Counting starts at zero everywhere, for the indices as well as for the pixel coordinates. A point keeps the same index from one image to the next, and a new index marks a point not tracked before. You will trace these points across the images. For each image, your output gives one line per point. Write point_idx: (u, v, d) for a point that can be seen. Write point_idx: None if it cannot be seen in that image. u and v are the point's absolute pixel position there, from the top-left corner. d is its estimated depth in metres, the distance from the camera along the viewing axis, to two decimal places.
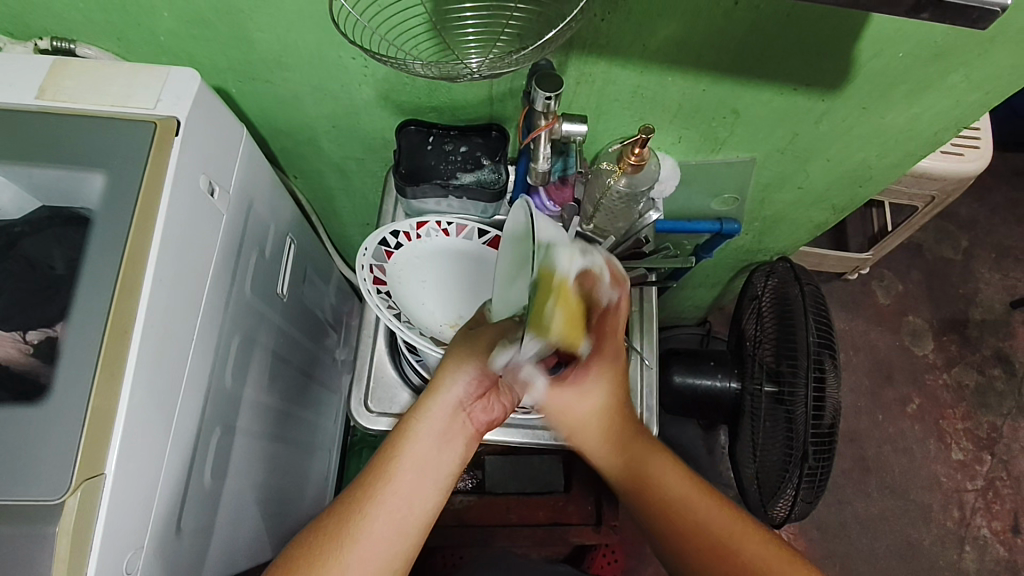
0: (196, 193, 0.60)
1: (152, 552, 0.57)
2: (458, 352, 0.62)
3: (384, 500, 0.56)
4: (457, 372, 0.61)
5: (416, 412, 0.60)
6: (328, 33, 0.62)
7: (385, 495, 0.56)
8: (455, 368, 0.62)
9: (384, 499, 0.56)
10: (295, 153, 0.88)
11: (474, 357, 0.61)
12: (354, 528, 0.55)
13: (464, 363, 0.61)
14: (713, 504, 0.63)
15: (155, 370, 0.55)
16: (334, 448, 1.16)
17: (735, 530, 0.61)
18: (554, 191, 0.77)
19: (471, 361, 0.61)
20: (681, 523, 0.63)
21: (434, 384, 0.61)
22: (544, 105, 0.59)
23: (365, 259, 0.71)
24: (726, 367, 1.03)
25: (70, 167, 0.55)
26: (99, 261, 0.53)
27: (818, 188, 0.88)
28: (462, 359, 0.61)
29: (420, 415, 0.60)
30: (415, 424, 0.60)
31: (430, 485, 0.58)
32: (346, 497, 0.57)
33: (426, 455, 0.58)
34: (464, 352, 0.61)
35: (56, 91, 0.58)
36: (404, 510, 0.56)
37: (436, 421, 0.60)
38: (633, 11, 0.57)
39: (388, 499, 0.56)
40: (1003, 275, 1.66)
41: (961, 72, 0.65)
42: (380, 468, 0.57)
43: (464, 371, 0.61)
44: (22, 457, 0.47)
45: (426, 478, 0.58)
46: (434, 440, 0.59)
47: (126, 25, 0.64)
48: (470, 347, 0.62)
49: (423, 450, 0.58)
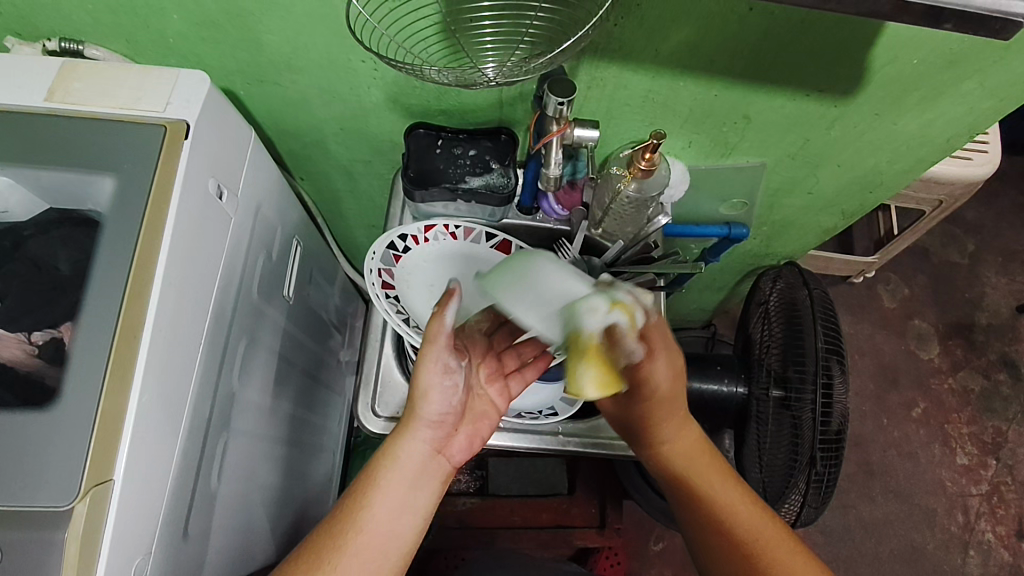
0: (205, 196, 0.60)
1: (160, 556, 0.57)
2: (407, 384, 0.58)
3: (354, 548, 0.55)
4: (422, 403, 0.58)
5: (385, 456, 0.58)
6: (338, 36, 0.62)
7: (355, 544, 0.55)
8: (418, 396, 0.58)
9: (351, 548, 0.55)
10: (302, 154, 0.87)
11: (423, 381, 0.57)
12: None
13: (419, 396, 0.58)
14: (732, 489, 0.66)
15: (164, 373, 0.55)
16: (337, 451, 1.15)
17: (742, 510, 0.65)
18: (563, 196, 0.78)
19: (426, 389, 0.57)
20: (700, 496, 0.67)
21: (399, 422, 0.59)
22: (555, 110, 0.59)
23: (372, 263, 0.71)
24: (732, 372, 1.01)
25: (81, 170, 0.55)
26: (108, 266, 0.52)
27: (827, 194, 0.87)
28: (417, 377, 0.57)
29: (388, 459, 0.58)
30: (384, 469, 0.58)
31: (404, 526, 0.57)
32: (314, 543, 0.56)
33: (396, 502, 0.57)
34: (415, 380, 0.57)
35: (66, 93, 0.58)
36: (377, 556, 0.55)
37: (403, 465, 0.58)
38: (647, 16, 0.56)
39: (357, 548, 0.55)
40: (1009, 279, 1.65)
41: (975, 79, 0.65)
42: (348, 514, 0.56)
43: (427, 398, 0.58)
44: (31, 463, 0.47)
45: (397, 523, 0.57)
46: (405, 484, 0.58)
47: (135, 26, 0.63)
48: (417, 372, 0.57)
49: (391, 497, 0.57)
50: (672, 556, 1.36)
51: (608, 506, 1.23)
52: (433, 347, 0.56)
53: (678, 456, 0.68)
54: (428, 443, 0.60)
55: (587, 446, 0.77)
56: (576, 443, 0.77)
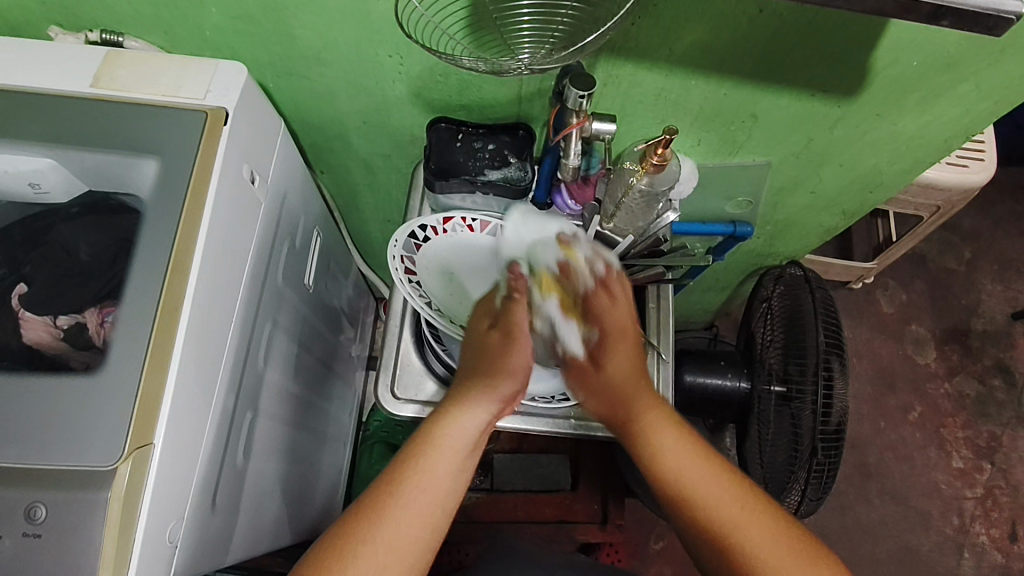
0: (240, 181, 0.63)
1: (190, 527, 0.59)
2: (487, 360, 0.65)
3: (415, 504, 0.57)
4: (501, 379, 0.64)
5: (446, 423, 0.62)
6: (368, 31, 0.65)
7: (394, 519, 0.56)
8: (498, 373, 0.64)
9: (413, 504, 0.57)
10: (324, 148, 0.90)
11: (503, 356, 0.64)
12: (387, 529, 0.56)
13: (498, 370, 0.64)
14: (713, 473, 0.62)
15: (199, 348, 0.57)
16: (347, 442, 1.18)
17: (719, 493, 0.60)
18: (576, 190, 0.80)
19: (505, 363, 0.64)
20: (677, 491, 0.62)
21: (465, 390, 0.64)
22: (576, 103, 0.62)
23: (394, 250, 0.75)
24: (736, 367, 1.05)
25: (126, 153, 0.58)
26: (151, 242, 0.55)
27: (829, 193, 0.91)
28: (503, 352, 0.64)
29: (449, 423, 0.62)
30: (444, 433, 0.62)
31: (447, 499, 0.59)
32: (370, 497, 0.58)
33: (453, 467, 0.61)
34: (499, 352, 0.64)
35: (110, 80, 0.61)
36: (412, 531, 0.57)
37: (462, 431, 0.62)
38: (663, 16, 0.59)
39: (415, 509, 0.57)
40: (1004, 287, 1.69)
41: (971, 81, 0.68)
42: (408, 472, 0.59)
43: (509, 376, 0.65)
44: (75, 428, 0.50)
45: (442, 495, 0.59)
46: (460, 453, 0.61)
47: (174, 18, 0.66)
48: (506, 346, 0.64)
49: (449, 459, 0.61)
50: (672, 555, 1.38)
51: (610, 502, 1.26)
52: (523, 332, 0.64)
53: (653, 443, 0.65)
54: (486, 418, 0.64)
55: (596, 431, 0.78)
56: (587, 428, 0.78)
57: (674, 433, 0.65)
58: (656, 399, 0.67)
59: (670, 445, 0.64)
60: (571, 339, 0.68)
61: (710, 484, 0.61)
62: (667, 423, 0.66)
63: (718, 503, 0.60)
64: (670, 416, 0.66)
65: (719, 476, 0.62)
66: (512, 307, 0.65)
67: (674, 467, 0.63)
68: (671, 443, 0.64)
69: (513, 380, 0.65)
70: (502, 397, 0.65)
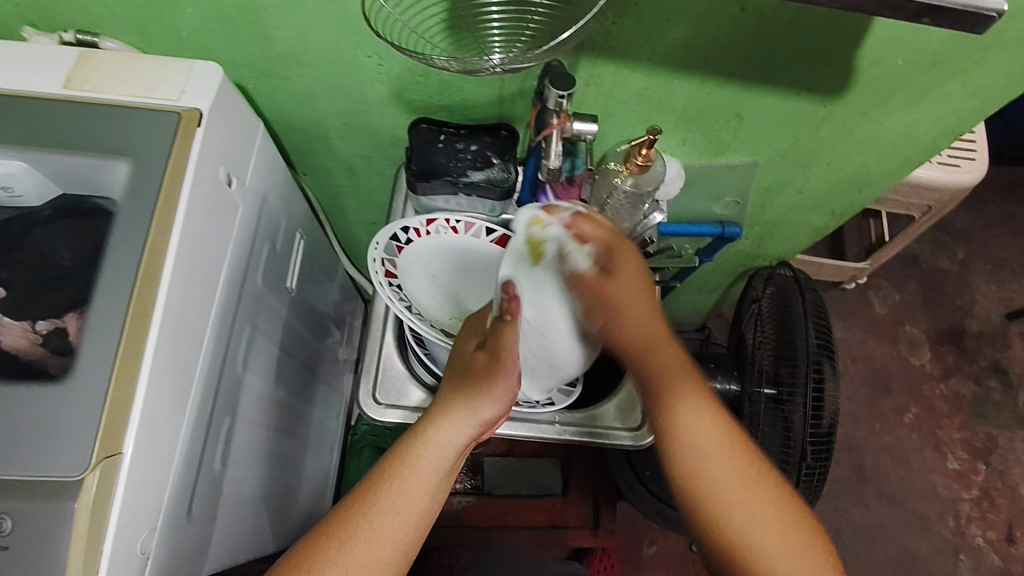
0: (216, 183, 0.62)
1: (163, 537, 0.58)
2: (472, 381, 0.61)
3: (384, 525, 0.56)
4: (488, 401, 0.61)
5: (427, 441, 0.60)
6: (346, 31, 0.64)
7: (366, 542, 0.55)
8: (484, 396, 0.60)
9: (380, 526, 0.56)
10: (307, 150, 0.89)
11: (489, 379, 0.60)
12: (356, 550, 0.55)
13: (482, 392, 0.60)
14: (729, 438, 0.61)
15: (172, 356, 0.56)
16: (334, 447, 1.17)
17: (729, 457, 0.60)
18: (562, 193, 0.76)
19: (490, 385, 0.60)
20: (691, 452, 0.60)
21: (446, 407, 0.61)
22: (556, 103, 0.61)
23: (376, 253, 0.74)
24: (726, 370, 1.01)
25: (97, 155, 0.57)
26: (121, 246, 0.54)
27: (817, 194, 0.90)
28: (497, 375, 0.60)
29: (429, 440, 0.60)
30: (421, 453, 0.59)
31: (421, 518, 0.58)
32: (341, 515, 0.57)
33: (429, 486, 0.59)
34: (484, 376, 0.60)
35: (83, 81, 0.60)
36: (384, 553, 0.56)
37: (441, 450, 0.60)
38: (644, 14, 0.59)
39: (387, 532, 0.56)
40: (998, 287, 1.68)
41: (958, 80, 0.67)
42: (379, 493, 0.58)
43: (498, 398, 0.61)
44: (41, 437, 0.49)
45: (417, 513, 0.58)
46: (440, 472, 0.60)
47: (150, 20, 0.65)
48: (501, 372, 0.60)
49: (426, 478, 0.59)
50: (666, 559, 1.37)
51: (601, 506, 1.25)
52: (510, 356, 0.60)
53: (673, 394, 0.62)
54: (469, 435, 0.62)
55: (582, 435, 0.77)
56: (572, 432, 0.77)
57: (696, 392, 0.62)
58: (680, 355, 0.64)
59: (690, 403, 0.62)
60: (577, 258, 0.64)
61: (723, 450, 0.60)
62: (688, 380, 0.63)
63: (729, 469, 0.59)
64: (693, 375, 0.64)
65: (733, 444, 0.60)
66: (506, 331, 0.60)
67: (692, 426, 0.61)
68: (691, 403, 0.62)
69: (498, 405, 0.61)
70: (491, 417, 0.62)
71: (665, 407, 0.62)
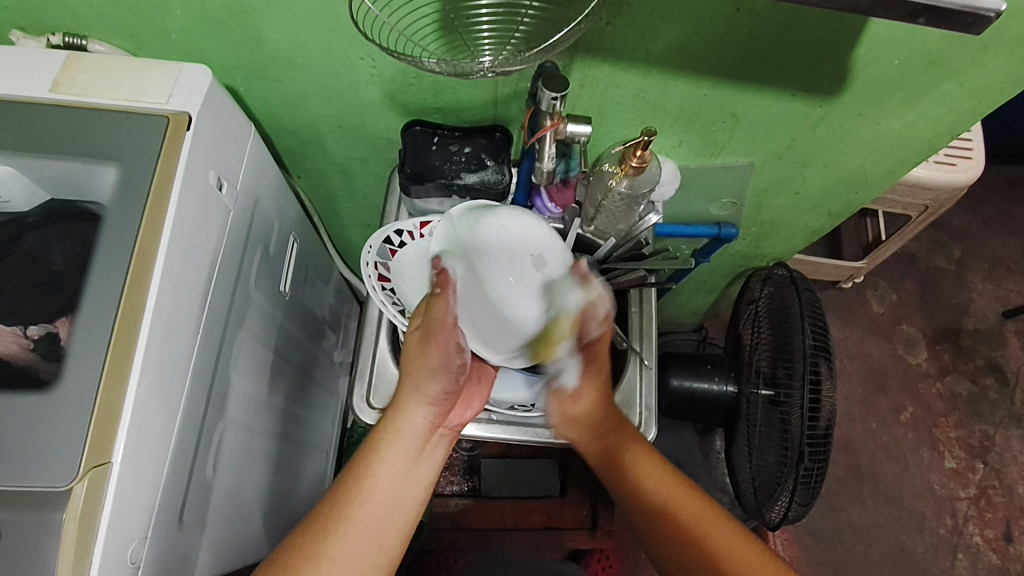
0: (205, 187, 0.61)
1: (153, 544, 0.58)
2: (415, 362, 0.60)
3: (359, 517, 0.56)
4: (430, 378, 0.60)
5: (386, 432, 0.60)
6: (337, 33, 0.63)
7: (344, 538, 0.55)
8: (427, 371, 0.60)
9: (357, 517, 0.56)
10: (300, 152, 0.88)
11: (430, 357, 0.60)
12: (333, 545, 0.55)
13: (428, 371, 0.60)
14: (689, 494, 0.67)
15: (160, 365, 0.55)
16: (330, 450, 1.17)
17: (694, 511, 0.65)
18: (557, 193, 0.79)
19: (429, 362, 0.60)
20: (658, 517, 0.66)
21: (397, 396, 0.61)
22: (549, 105, 0.60)
23: (368, 256, 0.74)
24: (723, 371, 1.03)
25: (84, 159, 0.56)
26: (109, 253, 0.53)
27: (814, 194, 0.90)
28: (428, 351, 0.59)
29: (394, 428, 0.60)
30: (384, 440, 0.60)
31: (398, 508, 0.58)
32: (317, 515, 0.56)
33: (399, 473, 0.59)
34: (420, 353, 0.60)
35: (70, 85, 0.59)
36: (364, 546, 0.56)
37: (403, 438, 0.61)
38: (638, 15, 0.58)
39: (362, 526, 0.56)
40: (994, 285, 1.68)
41: (954, 80, 0.67)
42: (351, 486, 0.58)
43: (439, 373, 0.60)
44: (29, 446, 0.48)
45: (393, 503, 0.58)
46: (406, 458, 0.60)
47: (139, 22, 0.65)
48: (428, 347, 0.59)
49: (393, 466, 0.59)
50: None
51: (600, 508, 1.24)
52: (442, 328, 0.58)
53: (634, 472, 0.69)
54: (426, 418, 0.62)
55: None
56: None
57: (656, 466, 0.69)
58: (639, 439, 0.71)
59: (650, 475, 0.69)
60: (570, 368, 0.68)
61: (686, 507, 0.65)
62: (646, 454, 0.70)
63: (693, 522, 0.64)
64: (652, 454, 0.71)
65: (697, 502, 0.66)
66: (433, 302, 0.59)
67: (654, 493, 0.67)
68: (653, 475, 0.69)
69: (441, 381, 0.60)
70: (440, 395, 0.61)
71: (629, 484, 0.69)
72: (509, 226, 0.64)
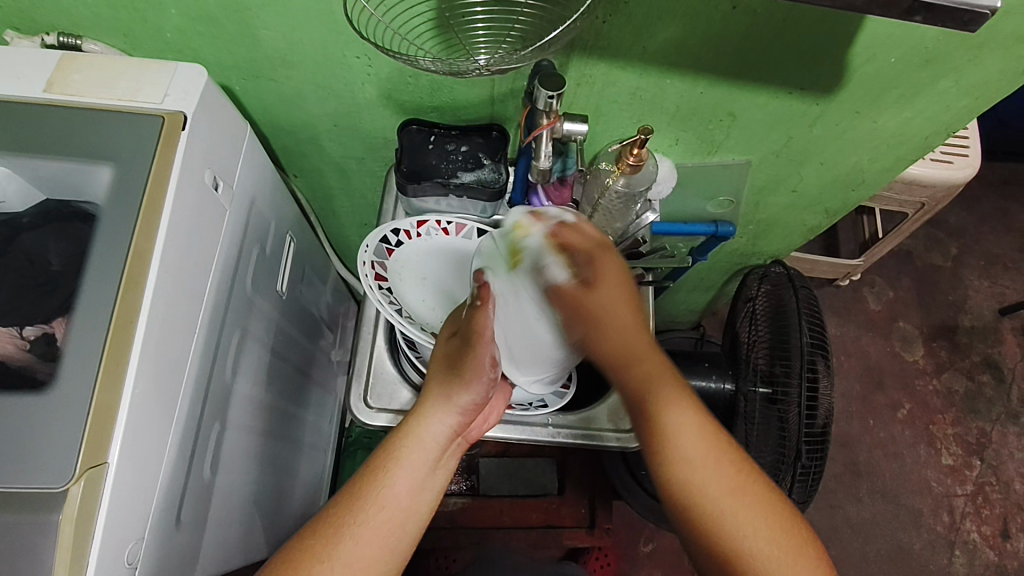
0: (201, 187, 0.61)
1: (151, 545, 0.58)
2: (450, 368, 0.61)
3: (372, 522, 0.56)
4: (464, 388, 0.61)
5: (409, 435, 0.60)
6: (333, 32, 0.63)
7: (356, 541, 0.55)
8: (462, 380, 0.60)
9: (370, 522, 0.56)
10: (296, 152, 0.88)
11: (468, 366, 0.60)
12: (343, 548, 0.54)
13: (461, 381, 0.60)
14: (724, 467, 0.60)
15: (156, 365, 0.55)
16: (328, 450, 1.17)
17: (728, 490, 0.58)
18: (553, 192, 0.78)
19: (463, 373, 0.60)
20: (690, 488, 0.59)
21: (425, 400, 0.61)
22: (546, 104, 0.60)
23: (366, 256, 0.73)
24: (720, 370, 1.04)
25: (79, 159, 0.56)
26: (105, 254, 0.53)
27: (810, 192, 0.90)
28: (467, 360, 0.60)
29: (417, 432, 0.60)
30: (404, 447, 0.59)
31: (412, 514, 0.58)
32: (330, 516, 0.56)
33: (416, 479, 0.59)
34: (458, 359, 0.60)
35: (65, 85, 0.59)
36: (376, 549, 0.55)
37: (425, 443, 0.60)
38: (635, 13, 0.58)
39: (376, 529, 0.56)
40: (991, 282, 1.68)
41: (950, 78, 0.67)
42: (366, 489, 0.57)
43: (474, 384, 0.61)
44: (24, 447, 0.48)
45: (409, 508, 0.58)
46: (426, 463, 0.59)
47: (133, 21, 0.64)
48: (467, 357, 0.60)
49: (412, 471, 0.58)
50: (663, 557, 1.37)
51: (597, 507, 1.24)
52: (481, 342, 0.60)
53: (667, 429, 0.61)
54: (452, 426, 0.61)
55: (576, 437, 0.77)
56: (566, 434, 0.77)
57: (690, 422, 0.61)
58: (673, 387, 0.62)
59: (683, 436, 0.60)
60: (555, 269, 0.62)
61: (721, 482, 0.59)
62: (684, 408, 0.61)
63: (725, 504, 0.58)
64: (689, 406, 0.62)
65: (734, 477, 0.59)
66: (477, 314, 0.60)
67: (688, 459, 0.60)
68: (686, 436, 0.60)
69: (475, 392, 0.61)
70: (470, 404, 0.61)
71: (657, 437, 0.61)
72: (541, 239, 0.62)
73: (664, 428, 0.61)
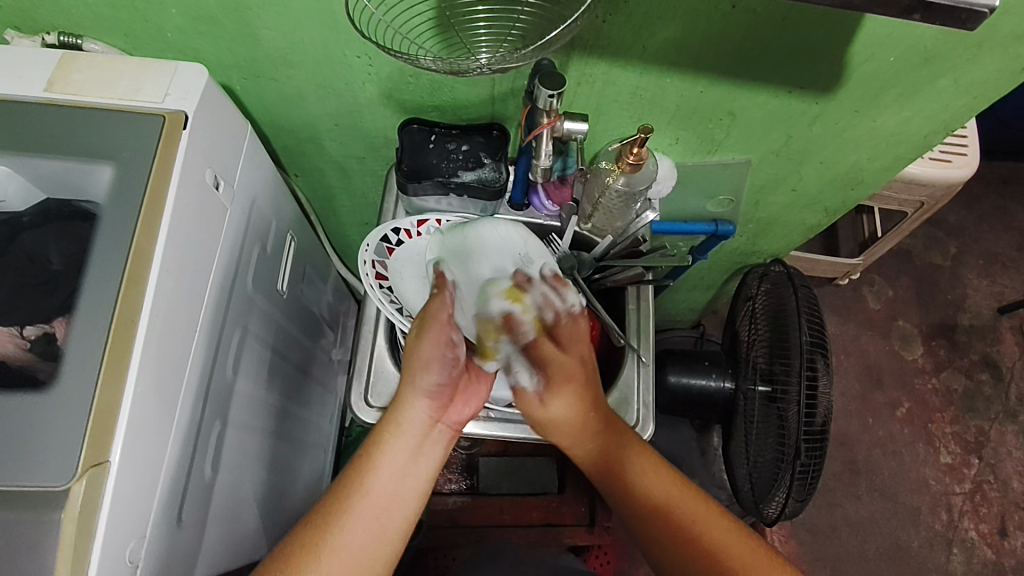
0: (202, 186, 0.61)
1: (152, 543, 0.58)
2: (414, 353, 0.61)
3: (360, 512, 0.57)
4: (425, 368, 0.60)
5: (389, 427, 0.61)
6: (333, 31, 0.63)
7: (343, 535, 0.56)
8: (425, 359, 0.60)
9: (358, 516, 0.57)
10: (296, 151, 0.88)
11: (427, 342, 0.60)
12: (331, 541, 0.55)
13: (425, 362, 0.61)
14: (690, 501, 0.65)
15: (157, 364, 0.55)
16: (329, 449, 1.17)
17: (695, 518, 0.64)
18: (553, 191, 0.79)
19: (421, 353, 0.60)
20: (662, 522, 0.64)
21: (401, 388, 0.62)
22: (546, 103, 0.60)
23: (366, 255, 0.73)
24: (720, 367, 1.04)
25: (80, 158, 0.56)
26: (106, 253, 0.53)
27: (810, 191, 0.90)
28: (417, 346, 0.60)
29: (398, 423, 0.61)
30: (385, 436, 0.60)
31: (399, 506, 0.59)
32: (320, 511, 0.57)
33: (400, 468, 0.60)
34: (414, 343, 0.60)
35: (65, 84, 0.59)
36: (363, 543, 0.56)
37: (406, 432, 0.61)
38: (634, 13, 0.58)
39: (362, 522, 0.57)
40: (989, 281, 1.69)
41: (949, 77, 0.67)
42: (353, 482, 0.58)
43: (435, 362, 0.60)
44: (25, 446, 0.48)
45: (396, 499, 0.59)
46: (408, 452, 0.60)
47: (134, 21, 0.64)
48: (418, 341, 0.60)
49: (395, 461, 0.60)
50: None
51: (597, 505, 1.24)
52: (436, 323, 0.60)
53: (631, 479, 0.67)
54: (427, 413, 0.62)
55: None
56: None
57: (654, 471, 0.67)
58: (634, 441, 0.69)
59: (647, 481, 0.66)
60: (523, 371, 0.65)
61: (690, 514, 0.64)
62: (645, 458, 0.68)
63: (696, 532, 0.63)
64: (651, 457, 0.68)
65: (701, 511, 0.64)
66: (433, 299, 0.61)
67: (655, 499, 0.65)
68: (649, 480, 0.66)
69: (437, 370, 0.61)
70: (438, 385, 0.61)
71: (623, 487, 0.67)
72: (486, 234, 0.69)
73: (628, 480, 0.67)
